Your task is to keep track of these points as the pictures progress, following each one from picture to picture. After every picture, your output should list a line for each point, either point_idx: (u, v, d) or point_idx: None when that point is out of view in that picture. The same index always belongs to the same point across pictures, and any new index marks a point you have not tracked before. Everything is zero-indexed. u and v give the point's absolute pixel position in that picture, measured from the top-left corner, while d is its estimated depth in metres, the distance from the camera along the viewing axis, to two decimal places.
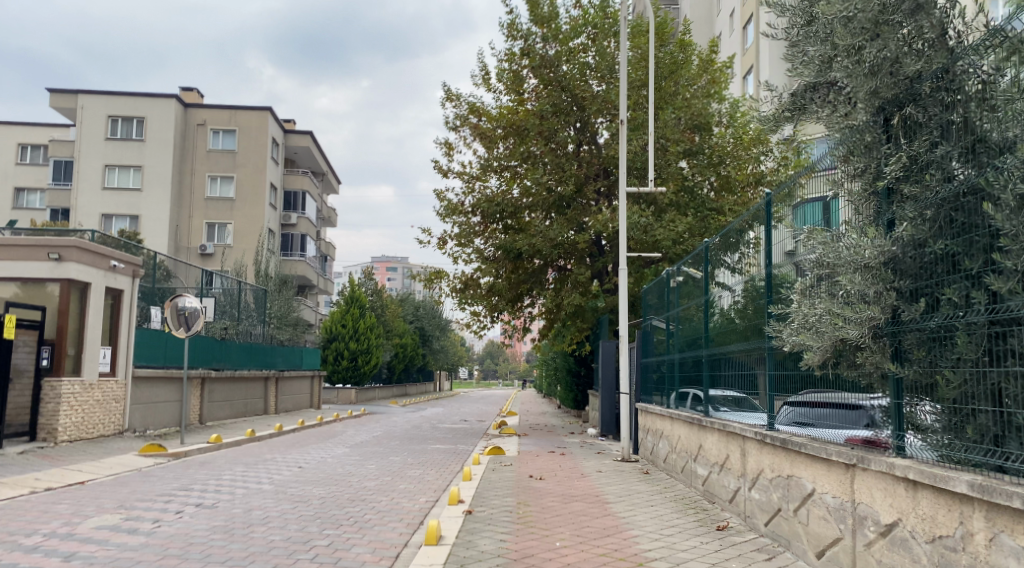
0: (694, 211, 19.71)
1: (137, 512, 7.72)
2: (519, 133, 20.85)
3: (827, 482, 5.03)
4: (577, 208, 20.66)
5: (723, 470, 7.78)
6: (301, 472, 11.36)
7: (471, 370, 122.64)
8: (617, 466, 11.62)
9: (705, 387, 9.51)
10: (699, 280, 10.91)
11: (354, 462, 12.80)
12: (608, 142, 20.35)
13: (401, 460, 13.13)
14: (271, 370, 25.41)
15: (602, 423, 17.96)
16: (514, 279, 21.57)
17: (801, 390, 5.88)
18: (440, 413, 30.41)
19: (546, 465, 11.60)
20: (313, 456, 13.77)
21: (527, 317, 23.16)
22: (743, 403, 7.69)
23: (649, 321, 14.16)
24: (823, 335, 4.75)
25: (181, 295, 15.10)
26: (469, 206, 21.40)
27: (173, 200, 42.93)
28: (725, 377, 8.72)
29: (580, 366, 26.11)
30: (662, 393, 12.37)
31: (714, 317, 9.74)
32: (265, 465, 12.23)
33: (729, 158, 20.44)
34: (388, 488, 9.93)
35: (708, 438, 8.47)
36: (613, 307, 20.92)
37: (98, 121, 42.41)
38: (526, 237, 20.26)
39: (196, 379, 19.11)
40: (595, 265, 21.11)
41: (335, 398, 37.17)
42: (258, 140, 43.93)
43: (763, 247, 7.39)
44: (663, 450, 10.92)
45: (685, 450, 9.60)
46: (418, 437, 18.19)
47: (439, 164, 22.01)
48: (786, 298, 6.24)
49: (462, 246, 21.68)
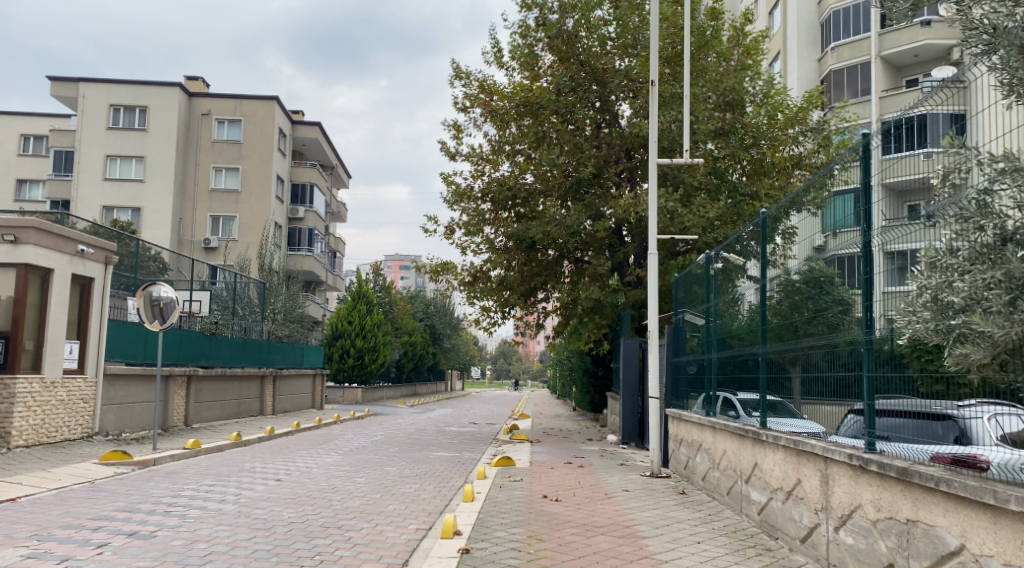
0: (726, 196, 17.98)
1: (46, 547, 6.10)
2: (533, 111, 19.21)
3: (993, 541, 3.38)
4: (597, 194, 19.00)
5: (791, 499, 6.11)
6: (277, 488, 9.74)
7: (484, 370, 121.64)
8: (645, 483, 9.93)
9: (761, 390, 7.58)
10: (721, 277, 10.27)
11: (343, 473, 11.21)
12: (632, 121, 18.67)
13: (397, 471, 11.52)
14: (268, 368, 23.86)
15: (623, 430, 16.33)
16: (527, 271, 19.81)
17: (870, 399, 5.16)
18: (448, 416, 28.94)
19: (562, 482, 9.94)
20: (297, 465, 12.18)
21: (541, 313, 21.51)
22: (823, 416, 6.03)
23: (682, 315, 12.38)
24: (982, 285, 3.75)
25: (156, 283, 13.51)
26: (479, 191, 19.78)
27: (176, 191, 41.64)
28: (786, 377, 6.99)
29: (597, 367, 24.43)
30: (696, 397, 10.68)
31: (734, 317, 9.21)
32: (239, 477, 10.64)
33: (764, 138, 18.77)
34: (374, 510, 8.31)
35: (766, 456, 6.81)
36: (635, 303, 19.29)
37: (100, 110, 41.19)
38: (540, 225, 18.61)
39: (182, 377, 17.60)
40: (615, 256, 19.43)
41: (341, 397, 35.68)
42: (263, 130, 42.60)
43: (816, 239, 6.83)
44: (702, 465, 9.27)
45: (732, 468, 7.94)
46: (419, 443, 16.59)
47: (446, 146, 20.36)
48: (844, 299, 5.79)
49: (471, 235, 20.11)
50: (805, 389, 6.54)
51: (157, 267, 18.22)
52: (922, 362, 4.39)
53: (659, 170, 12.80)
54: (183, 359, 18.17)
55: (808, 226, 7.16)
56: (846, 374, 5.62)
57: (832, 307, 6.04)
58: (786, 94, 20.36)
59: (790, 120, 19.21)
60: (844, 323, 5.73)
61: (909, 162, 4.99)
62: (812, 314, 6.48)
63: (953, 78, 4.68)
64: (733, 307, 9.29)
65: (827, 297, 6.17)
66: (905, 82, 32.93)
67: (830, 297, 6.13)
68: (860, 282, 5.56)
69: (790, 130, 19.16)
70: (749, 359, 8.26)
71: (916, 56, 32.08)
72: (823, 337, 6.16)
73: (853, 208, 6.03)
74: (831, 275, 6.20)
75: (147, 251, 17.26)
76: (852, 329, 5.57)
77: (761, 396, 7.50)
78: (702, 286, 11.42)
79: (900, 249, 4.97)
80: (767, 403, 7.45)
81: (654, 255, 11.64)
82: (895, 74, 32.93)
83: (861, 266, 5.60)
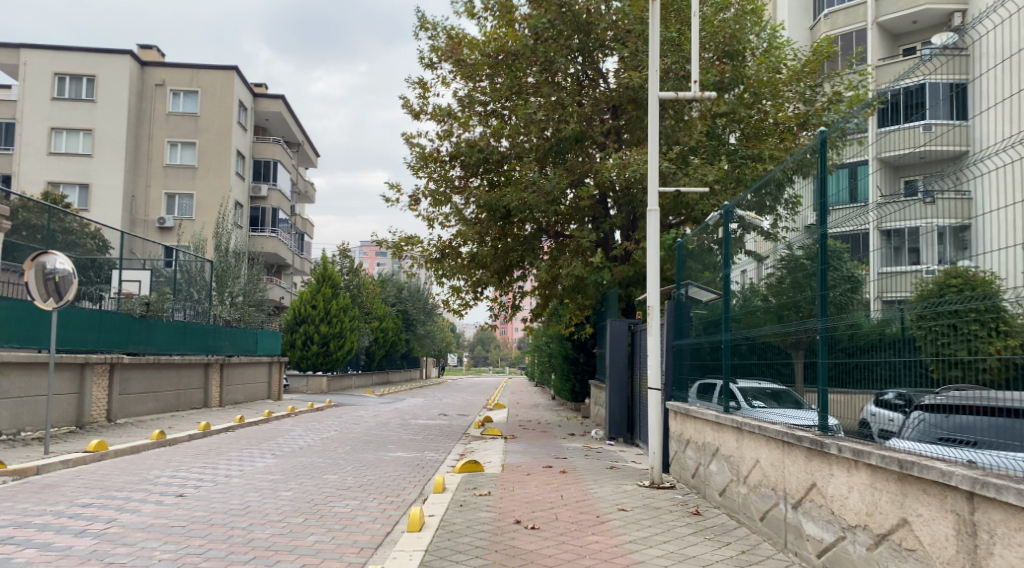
0: (725, 159, 15.77)
1: None
2: (508, 64, 17.07)
3: None
4: (580, 159, 16.81)
5: (889, 549, 4.00)
6: (171, 508, 7.51)
7: (460, 356, 119.60)
8: (644, 498, 7.86)
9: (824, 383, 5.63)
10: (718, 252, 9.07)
11: (268, 486, 8.98)
12: (620, 74, 16.37)
13: (337, 482, 9.33)
14: (216, 356, 21.51)
15: (609, 424, 14.32)
16: (502, 247, 17.64)
17: (939, 389, 4.18)
18: (415, 406, 26.71)
19: (540, 497, 7.82)
20: (217, 472, 9.97)
21: (517, 293, 19.37)
22: (896, 412, 4.62)
23: (685, 290, 10.18)
24: (1009, 254, 3.76)
25: (50, 253, 11.16)
26: (447, 154, 17.51)
27: (128, 167, 38.89)
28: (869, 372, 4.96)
29: (578, 353, 22.39)
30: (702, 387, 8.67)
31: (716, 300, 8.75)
32: (132, 491, 8.36)
33: (768, 93, 16.69)
34: (286, 546, 6.10)
35: (833, 476, 4.73)
36: (621, 282, 17.22)
37: (43, 79, 38.27)
38: (515, 191, 16.42)
39: (103, 366, 15.25)
40: (601, 228, 17.34)
41: (305, 387, 33.32)
42: (223, 101, 39.98)
43: (815, 206, 6.34)
44: (719, 476, 7.24)
45: (769, 486, 5.89)
46: (377, 441, 14.41)
47: (409, 104, 18.01)
48: (850, 278, 5.38)
49: (438, 205, 17.90)
50: (808, 374, 6.04)
51: (91, 244, 16.11)
52: (935, 344, 4.20)
53: (665, 95, 10.20)
54: (104, 346, 15.89)
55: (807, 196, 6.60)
56: (851, 358, 5.24)
57: (841, 285, 5.54)
58: (791, 48, 18.25)
59: (795, 75, 17.11)
60: (851, 304, 5.29)
61: (904, 134, 4.85)
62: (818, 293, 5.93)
63: (952, 45, 4.61)
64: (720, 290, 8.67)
65: (827, 273, 5.82)
66: (902, 51, 31.09)
67: (836, 271, 5.67)
68: (869, 260, 5.16)
69: (795, 86, 17.10)
70: (742, 345, 7.63)
71: (915, 23, 30.18)
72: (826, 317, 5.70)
73: (862, 182, 5.46)
74: (842, 250, 5.63)
75: (57, 221, 14.85)
76: (856, 311, 5.18)
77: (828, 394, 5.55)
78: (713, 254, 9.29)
79: (897, 228, 4.88)
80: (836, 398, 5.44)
81: (655, 212, 9.17)
82: (892, 42, 31.10)
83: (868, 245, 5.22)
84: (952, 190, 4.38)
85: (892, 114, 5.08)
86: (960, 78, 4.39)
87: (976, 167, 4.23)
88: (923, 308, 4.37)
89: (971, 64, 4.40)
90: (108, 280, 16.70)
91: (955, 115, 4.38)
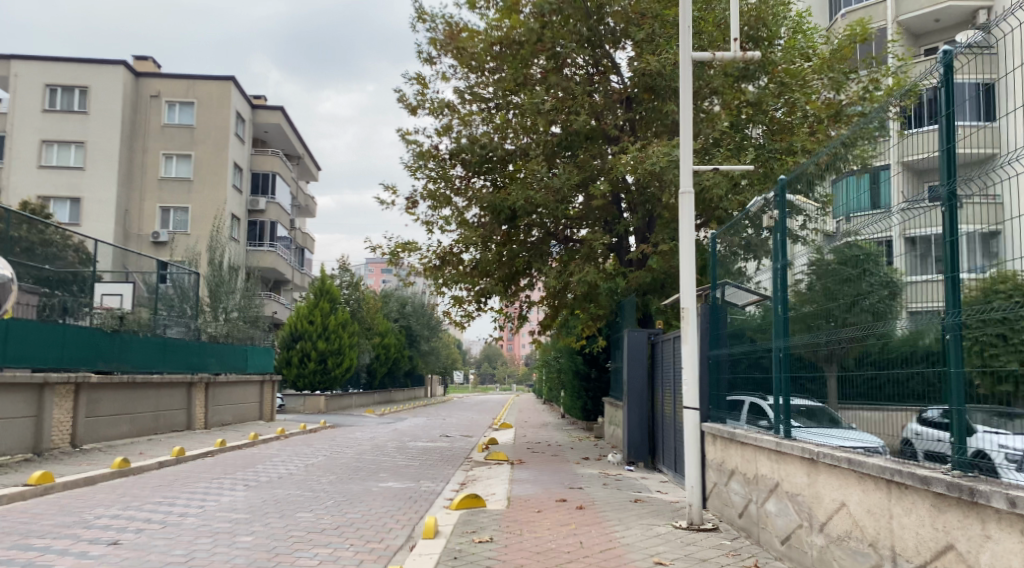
0: (751, 153, 14.24)
1: None
2: (511, 54, 15.70)
3: None
4: (593, 156, 15.34)
5: None
6: (94, 563, 5.99)
7: (465, 375, 118.27)
8: (684, 545, 6.35)
9: (957, 400, 3.83)
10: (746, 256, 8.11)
11: (226, 528, 7.46)
12: (635, 62, 14.94)
13: (310, 523, 7.79)
14: (201, 375, 20.10)
15: (628, 446, 12.75)
16: (506, 253, 16.13)
17: None
18: (417, 426, 25.12)
19: (553, 546, 6.28)
20: (173, 509, 8.47)
21: (523, 303, 17.90)
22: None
23: (722, 291, 8.65)
24: None
25: None
26: (446, 151, 16.04)
27: (122, 180, 37.67)
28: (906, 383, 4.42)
29: (590, 368, 20.98)
30: (738, 408, 7.54)
31: (738, 313, 8.00)
32: (56, 538, 6.85)
33: (797, 80, 15.24)
34: None
35: (992, 543, 3.23)
36: (640, 289, 15.69)
37: (34, 90, 37.14)
38: (521, 190, 14.93)
39: (68, 387, 13.83)
40: (615, 231, 15.81)
41: (302, 406, 31.70)
42: (219, 113, 38.75)
43: (850, 206, 5.71)
44: (781, 520, 5.74)
45: (864, 541, 4.39)
46: (368, 468, 12.89)
47: (405, 98, 16.60)
48: (889, 287, 4.78)
49: (437, 209, 16.47)
50: (865, 389, 5.01)
51: (73, 257, 15.09)
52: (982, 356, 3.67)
53: (700, 57, 8.46)
54: (68, 363, 14.38)
55: (841, 195, 5.90)
56: (881, 373, 4.74)
57: (875, 292, 4.94)
58: (819, 34, 16.82)
59: (825, 62, 15.66)
60: (888, 311, 4.70)
61: (930, 135, 4.47)
62: (852, 300, 5.29)
63: (977, 43, 4.16)
64: (741, 303, 7.95)
65: (863, 276, 5.17)
66: (924, 51, 29.71)
67: (875, 276, 4.99)
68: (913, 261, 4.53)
69: (827, 74, 15.60)
70: (763, 357, 7.02)
71: (937, 21, 28.85)
72: (861, 327, 5.09)
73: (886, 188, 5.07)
74: (882, 253, 5.01)
75: (34, 231, 13.79)
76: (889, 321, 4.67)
77: (959, 411, 3.83)
78: (754, 251, 7.83)
79: (923, 234, 4.51)
80: (971, 418, 3.77)
81: (689, 195, 7.71)
82: (912, 41, 29.78)
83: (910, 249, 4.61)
84: (976, 194, 3.95)
85: (924, 112, 4.60)
86: (990, 78, 3.97)
87: (1001, 171, 3.77)
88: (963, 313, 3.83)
89: (1000, 63, 3.96)
90: (91, 293, 15.60)
91: (983, 118, 3.94)
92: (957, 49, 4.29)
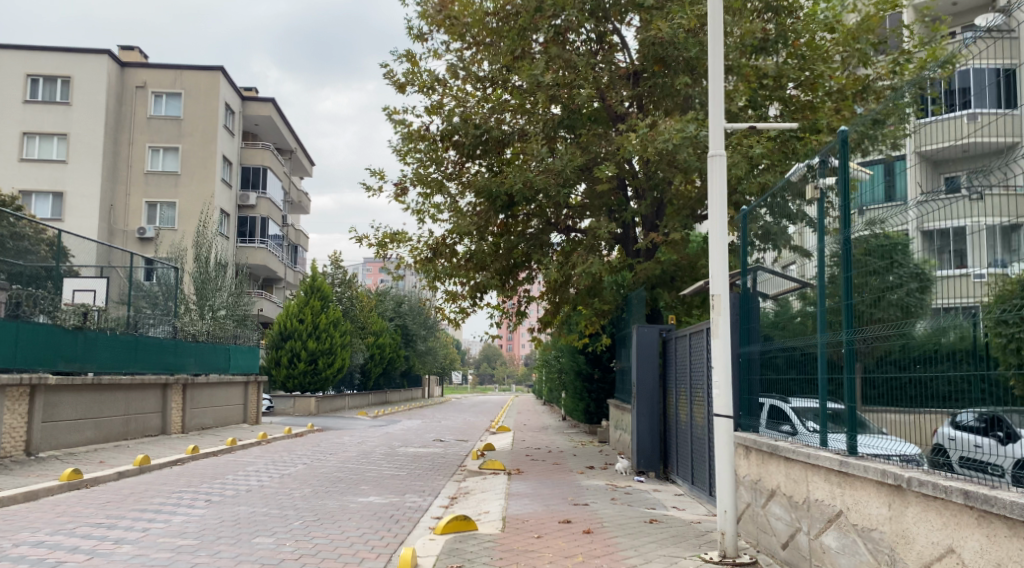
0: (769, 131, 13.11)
1: None
2: (508, 26, 14.46)
3: None
4: (598, 136, 14.14)
5: None
6: None
7: (463, 376, 117.01)
8: None
9: None
10: (762, 244, 7.18)
11: (162, 560, 6.20)
12: (642, 33, 13.76)
13: (266, 552, 6.53)
14: (180, 376, 18.91)
15: (639, 456, 11.52)
16: (504, 244, 14.84)
17: None
18: (410, 430, 23.83)
19: None
20: (110, 532, 7.24)
21: (522, 298, 16.62)
22: None
23: (751, 278, 7.47)
24: None
25: None
26: (438, 131, 14.80)
27: (106, 174, 36.40)
28: (938, 385, 3.74)
29: (593, 368, 19.78)
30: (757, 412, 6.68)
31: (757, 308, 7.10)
32: None
33: (819, 53, 14.05)
34: None
35: None
36: (648, 282, 14.44)
37: (15, 81, 35.89)
38: (518, 171, 13.65)
39: (21, 390, 12.58)
40: (620, 219, 14.56)
41: (292, 408, 30.42)
42: (207, 104, 37.51)
43: (862, 195, 5.02)
44: (846, 560, 4.55)
45: None
46: (350, 478, 11.64)
47: (393, 76, 15.36)
48: (915, 281, 4.09)
49: (429, 195, 15.22)
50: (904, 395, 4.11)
51: (46, 251, 14.07)
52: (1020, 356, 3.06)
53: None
54: (26, 362, 13.14)
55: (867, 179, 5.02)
56: (906, 373, 4.05)
57: (903, 285, 4.22)
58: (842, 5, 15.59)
59: (850, 34, 14.47)
60: (916, 307, 4.02)
61: (938, 126, 3.97)
62: (876, 294, 4.55)
63: (996, 27, 3.65)
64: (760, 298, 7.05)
65: (888, 267, 4.44)
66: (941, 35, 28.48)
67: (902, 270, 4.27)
68: (939, 254, 3.93)
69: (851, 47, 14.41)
70: (779, 357, 6.23)
71: (956, 4, 27.67)
72: (888, 325, 4.34)
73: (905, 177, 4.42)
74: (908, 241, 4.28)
75: (3, 222, 12.80)
76: (914, 320, 4.00)
77: None
78: (768, 242, 6.99)
79: (943, 228, 3.97)
80: None
81: (720, 156, 6.53)
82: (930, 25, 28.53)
83: (944, 239, 3.94)
84: (996, 185, 3.48)
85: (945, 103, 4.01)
86: (1009, 62, 3.48)
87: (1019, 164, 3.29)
88: (1003, 309, 3.21)
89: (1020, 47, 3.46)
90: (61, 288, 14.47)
91: (1000, 105, 3.48)
92: (975, 32, 3.89)
